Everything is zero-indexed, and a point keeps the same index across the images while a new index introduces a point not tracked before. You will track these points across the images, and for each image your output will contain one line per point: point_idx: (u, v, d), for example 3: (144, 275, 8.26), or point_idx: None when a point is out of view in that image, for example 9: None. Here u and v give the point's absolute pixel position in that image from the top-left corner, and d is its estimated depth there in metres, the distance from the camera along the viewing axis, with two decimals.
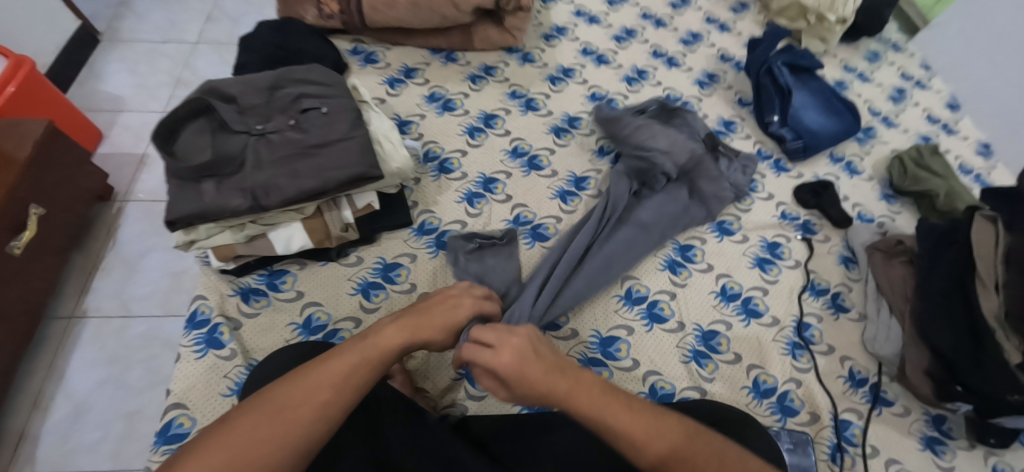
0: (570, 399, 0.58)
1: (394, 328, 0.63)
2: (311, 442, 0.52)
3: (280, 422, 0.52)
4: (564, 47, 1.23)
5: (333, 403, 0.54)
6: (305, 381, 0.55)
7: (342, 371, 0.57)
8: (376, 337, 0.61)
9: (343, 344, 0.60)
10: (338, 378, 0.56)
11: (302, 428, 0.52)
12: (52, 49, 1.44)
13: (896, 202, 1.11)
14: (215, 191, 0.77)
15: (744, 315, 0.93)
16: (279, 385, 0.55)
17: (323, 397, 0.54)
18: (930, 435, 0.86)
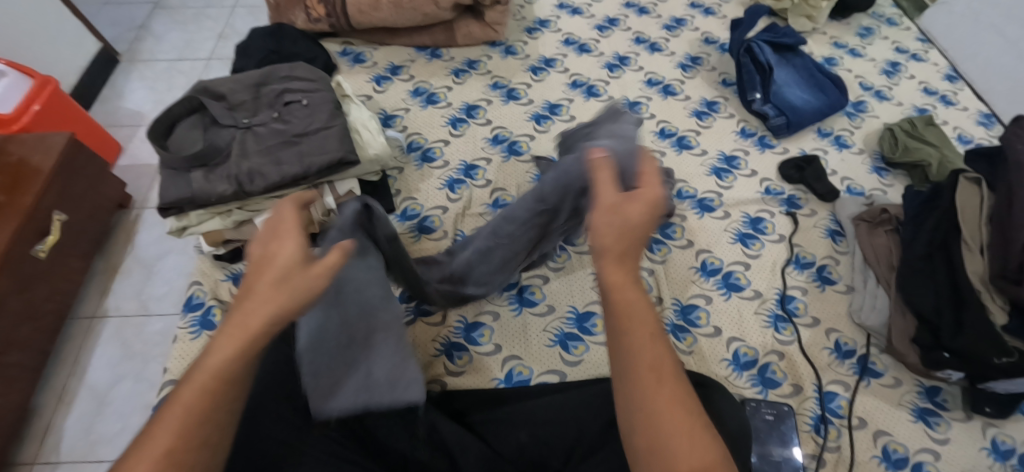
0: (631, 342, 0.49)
1: (229, 334, 0.47)
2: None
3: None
4: (547, 39, 1.29)
5: (185, 450, 0.43)
6: (146, 441, 0.42)
7: (184, 414, 0.44)
8: (206, 359, 0.46)
9: (176, 385, 0.45)
10: (189, 427, 0.43)
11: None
12: (76, 70, 1.50)
13: (889, 174, 1.08)
14: (202, 179, 0.82)
15: (725, 290, 0.92)
16: (125, 460, 0.42)
17: (167, 447, 0.42)
18: (922, 406, 0.83)
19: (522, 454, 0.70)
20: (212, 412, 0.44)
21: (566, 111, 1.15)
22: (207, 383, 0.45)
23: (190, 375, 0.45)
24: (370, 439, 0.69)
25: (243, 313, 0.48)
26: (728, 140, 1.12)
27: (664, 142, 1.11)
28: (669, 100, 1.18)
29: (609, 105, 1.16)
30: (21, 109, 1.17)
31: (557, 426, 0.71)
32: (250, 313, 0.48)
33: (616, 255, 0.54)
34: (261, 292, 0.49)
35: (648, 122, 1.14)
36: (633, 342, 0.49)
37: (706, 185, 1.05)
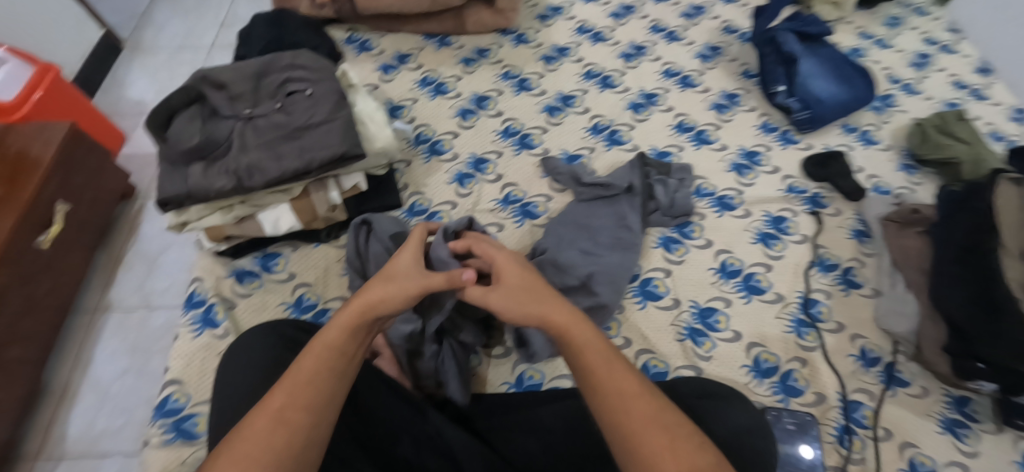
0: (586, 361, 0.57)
1: (346, 314, 0.60)
2: (292, 447, 0.51)
3: (259, 442, 0.50)
4: (559, 27, 1.24)
5: (293, 409, 0.53)
6: (266, 400, 0.53)
7: (301, 375, 0.55)
8: (324, 334, 0.59)
9: (299, 353, 0.58)
10: (299, 387, 0.54)
11: (288, 434, 0.51)
12: (77, 57, 1.46)
13: (918, 172, 1.03)
14: (203, 172, 0.79)
15: (745, 292, 0.89)
16: (251, 413, 0.53)
17: (277, 406, 0.53)
18: (951, 417, 0.79)
19: (532, 463, 0.66)
20: (323, 374, 0.56)
21: (580, 103, 1.10)
22: (320, 350, 0.57)
23: (311, 345, 0.58)
24: (373, 443, 0.64)
25: (363, 299, 0.62)
26: (749, 134, 1.07)
27: (682, 136, 1.06)
28: (687, 92, 1.13)
29: (625, 97, 1.12)
30: (21, 98, 1.14)
31: (570, 433, 0.67)
32: (370, 296, 0.62)
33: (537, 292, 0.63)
34: (376, 285, 0.63)
35: (665, 115, 1.09)
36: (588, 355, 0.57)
37: (726, 182, 1.01)
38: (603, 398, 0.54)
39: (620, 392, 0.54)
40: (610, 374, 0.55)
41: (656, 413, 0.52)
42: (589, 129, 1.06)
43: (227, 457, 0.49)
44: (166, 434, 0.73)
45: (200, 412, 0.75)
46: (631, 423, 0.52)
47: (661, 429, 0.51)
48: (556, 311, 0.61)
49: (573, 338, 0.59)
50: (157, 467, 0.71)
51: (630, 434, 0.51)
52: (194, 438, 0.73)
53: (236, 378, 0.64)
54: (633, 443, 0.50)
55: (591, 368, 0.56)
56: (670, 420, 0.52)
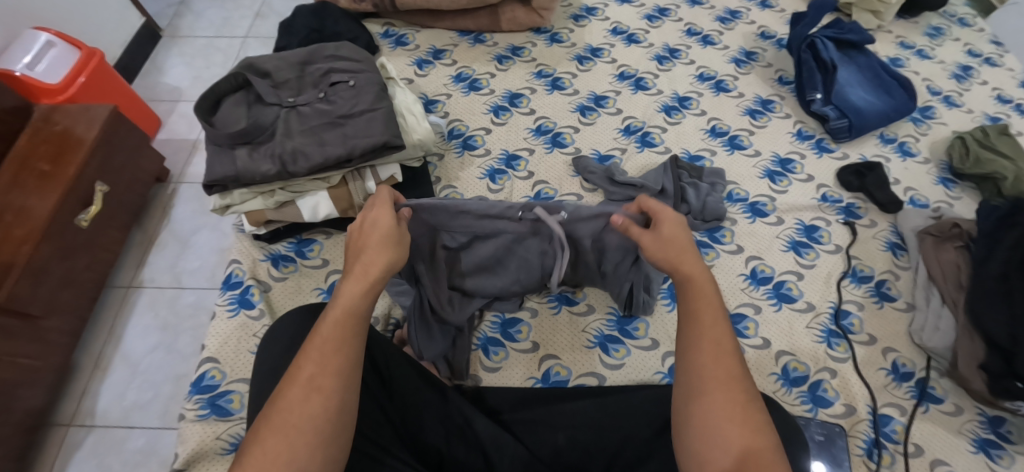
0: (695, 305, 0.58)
1: (353, 279, 0.58)
2: (331, 412, 0.50)
3: (297, 412, 0.49)
4: (593, 28, 1.24)
5: (324, 376, 0.51)
6: (295, 370, 0.52)
7: (322, 341, 0.53)
8: (336, 299, 0.57)
9: (315, 322, 0.56)
10: (327, 355, 0.52)
11: (325, 402, 0.50)
12: (119, 43, 1.50)
13: (957, 186, 1.01)
14: (248, 157, 0.81)
15: (776, 300, 0.88)
16: (283, 384, 0.51)
17: (308, 375, 0.51)
18: (985, 437, 0.77)
19: (558, 457, 0.67)
20: (346, 339, 0.54)
21: (613, 104, 1.10)
22: (338, 316, 0.55)
23: (326, 313, 0.56)
24: (405, 427, 0.67)
25: (363, 265, 0.59)
26: (783, 141, 1.06)
27: (715, 140, 1.06)
28: (720, 97, 1.12)
29: (658, 100, 1.11)
30: (66, 81, 1.17)
31: (600, 432, 0.68)
32: (369, 261, 0.60)
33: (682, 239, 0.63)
34: (365, 251, 0.60)
35: (698, 118, 1.09)
36: (700, 292, 0.59)
37: (758, 188, 1.00)
38: (693, 342, 0.56)
39: (715, 344, 0.55)
40: (709, 326, 0.56)
41: (735, 378, 0.53)
42: (621, 130, 1.06)
43: (270, 428, 0.49)
44: (201, 410, 0.76)
45: (234, 390, 0.78)
46: (709, 378, 0.53)
47: (733, 389, 0.52)
48: (691, 263, 0.61)
49: (693, 289, 0.59)
50: (193, 442, 0.74)
51: (703, 388, 0.53)
52: (229, 415, 0.76)
53: (275, 359, 0.66)
54: (699, 395, 0.52)
55: (692, 317, 0.58)
56: (748, 388, 0.52)
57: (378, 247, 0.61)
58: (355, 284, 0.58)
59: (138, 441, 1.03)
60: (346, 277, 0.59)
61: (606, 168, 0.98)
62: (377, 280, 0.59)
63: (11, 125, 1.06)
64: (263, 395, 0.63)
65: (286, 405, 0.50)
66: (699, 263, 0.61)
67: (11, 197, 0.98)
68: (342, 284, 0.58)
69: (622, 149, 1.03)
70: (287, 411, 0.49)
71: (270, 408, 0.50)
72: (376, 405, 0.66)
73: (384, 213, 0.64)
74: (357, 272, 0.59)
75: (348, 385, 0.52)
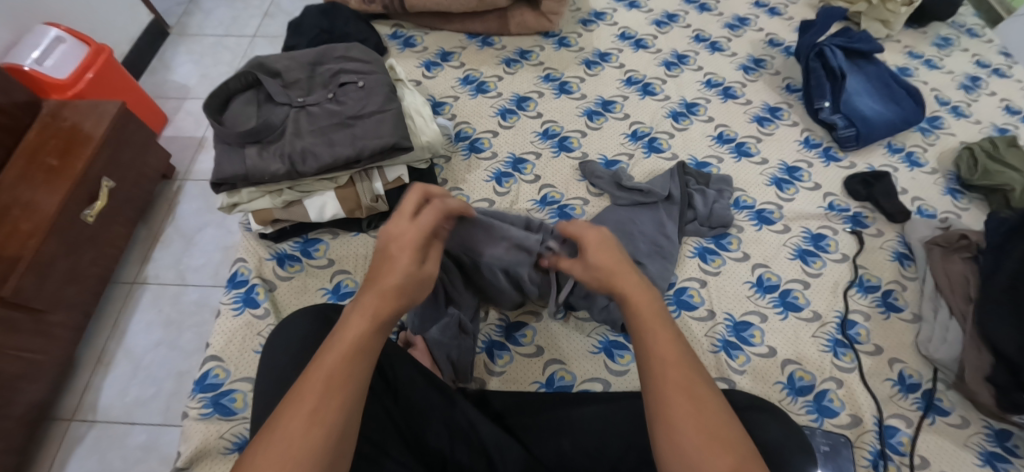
0: (648, 325, 0.56)
1: (361, 313, 0.55)
2: (332, 446, 0.49)
3: (298, 445, 0.48)
4: (602, 32, 1.24)
5: (328, 411, 0.49)
6: (296, 401, 0.50)
7: (327, 375, 0.51)
8: (343, 332, 0.54)
9: (319, 350, 0.53)
10: (331, 388, 0.50)
11: (324, 437, 0.48)
12: (128, 40, 1.51)
13: (964, 197, 1.01)
14: (257, 156, 0.81)
15: (782, 308, 0.88)
16: (282, 412, 0.49)
17: (311, 408, 0.49)
18: (991, 450, 0.76)
19: (563, 463, 0.67)
20: (352, 373, 0.52)
21: (620, 109, 1.10)
22: (345, 349, 0.53)
23: (331, 343, 0.54)
24: (409, 430, 0.67)
25: (372, 300, 0.56)
26: (790, 149, 1.06)
27: (722, 147, 1.05)
28: (728, 103, 1.12)
29: (665, 105, 1.11)
30: (75, 77, 1.18)
31: (605, 438, 0.67)
32: (383, 299, 0.57)
33: (611, 251, 0.63)
34: (382, 284, 0.57)
35: (706, 125, 1.08)
36: (644, 310, 0.57)
37: (765, 196, 0.99)
38: (645, 358, 0.54)
39: (677, 364, 0.52)
40: (655, 341, 0.54)
41: (690, 386, 0.51)
42: (628, 135, 1.06)
43: (268, 459, 0.47)
44: (204, 408, 0.76)
45: (238, 389, 0.78)
46: (663, 391, 0.51)
47: (690, 399, 0.50)
48: (628, 282, 0.60)
49: (630, 300, 0.58)
50: (196, 440, 0.74)
51: (664, 400, 0.51)
52: (232, 414, 0.76)
53: (280, 357, 0.66)
54: (663, 411, 0.50)
55: (640, 329, 0.56)
56: (703, 393, 0.51)
57: (393, 285, 0.58)
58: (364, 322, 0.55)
59: (139, 438, 1.03)
60: (354, 309, 0.56)
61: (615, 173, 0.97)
62: (387, 319, 0.56)
63: (21, 119, 1.06)
64: (267, 393, 0.63)
65: (282, 437, 0.48)
66: (632, 274, 0.61)
67: (19, 191, 0.99)
68: (350, 317, 0.55)
69: (629, 154, 1.03)
70: (285, 445, 0.48)
71: (266, 438, 0.48)
72: (381, 407, 0.66)
73: (410, 248, 0.60)
74: (367, 305, 0.56)
75: (349, 419, 0.51)
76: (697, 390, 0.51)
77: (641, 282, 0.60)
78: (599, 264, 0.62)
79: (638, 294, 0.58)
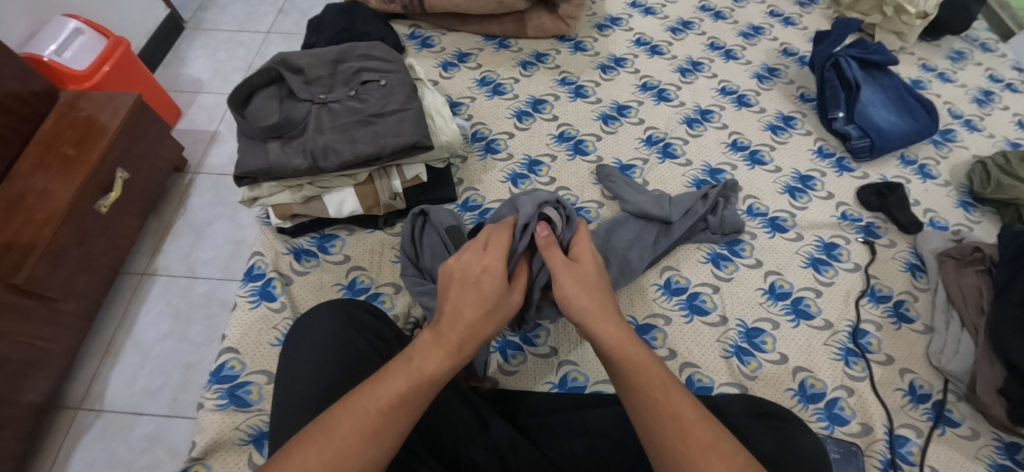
0: (636, 367, 0.57)
1: (440, 346, 0.58)
2: (380, 467, 0.52)
3: (352, 459, 0.50)
4: (617, 38, 1.25)
5: (386, 433, 0.52)
6: (359, 414, 0.52)
7: (396, 398, 0.54)
8: (420, 360, 0.57)
9: (391, 369, 0.56)
10: (394, 413, 0.53)
11: (377, 458, 0.52)
12: (144, 33, 1.52)
13: (977, 210, 1.01)
14: (279, 150, 0.81)
15: (794, 316, 0.88)
16: (345, 419, 0.52)
17: (373, 427, 0.52)
18: (1001, 463, 0.76)
19: (575, 465, 0.67)
20: (417, 401, 0.55)
21: (635, 113, 1.11)
22: (415, 379, 0.55)
23: (403, 366, 0.56)
24: (427, 428, 0.68)
25: (454, 333, 0.59)
26: (804, 158, 1.07)
27: (736, 154, 1.06)
28: (742, 111, 1.13)
29: (680, 111, 1.12)
30: (92, 68, 1.19)
31: (616, 441, 0.68)
32: (468, 330, 0.59)
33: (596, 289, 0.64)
34: (471, 315, 0.60)
35: (720, 132, 1.09)
36: (631, 355, 0.58)
37: (778, 203, 1.00)
38: (658, 419, 0.53)
39: (679, 409, 0.54)
40: (667, 399, 0.54)
41: (714, 440, 0.52)
42: (643, 140, 1.07)
43: (320, 461, 0.50)
44: (220, 399, 0.78)
45: (253, 381, 0.80)
46: (687, 451, 0.51)
47: (719, 457, 0.50)
48: (609, 322, 0.61)
49: (625, 356, 0.58)
50: (211, 431, 0.75)
51: (690, 462, 0.50)
52: (247, 406, 0.78)
53: (301, 350, 0.67)
54: (690, 470, 0.50)
55: (645, 390, 0.55)
56: (726, 447, 0.51)
57: (475, 319, 0.60)
58: (442, 352, 0.58)
59: (146, 428, 1.03)
60: (435, 340, 0.59)
61: (630, 184, 0.97)
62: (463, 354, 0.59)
63: (38, 108, 1.07)
64: (286, 386, 0.64)
65: (335, 443, 0.51)
66: (618, 324, 0.61)
67: (34, 180, 1.00)
68: (429, 348, 0.58)
69: (643, 159, 1.04)
70: (337, 455, 0.50)
71: (320, 443, 0.51)
72: None
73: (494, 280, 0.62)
74: (449, 340, 0.59)
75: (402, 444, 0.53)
76: (723, 447, 0.51)
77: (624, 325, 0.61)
78: (586, 295, 0.63)
79: (637, 353, 0.58)
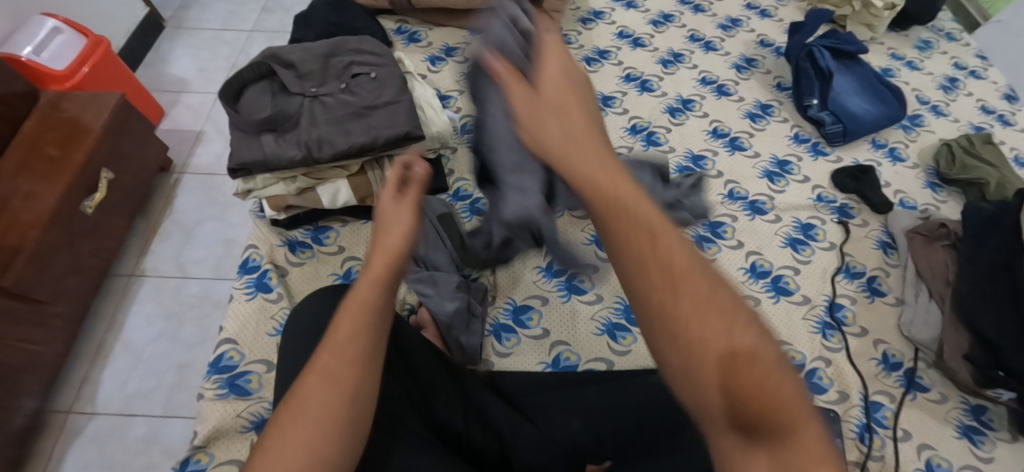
0: (609, 199, 0.47)
1: (366, 274, 0.56)
2: (347, 397, 0.50)
3: (315, 400, 0.49)
4: (601, 31, 1.28)
5: (338, 366, 0.50)
6: (310, 366, 0.51)
7: (337, 335, 0.52)
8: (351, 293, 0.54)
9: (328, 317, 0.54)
10: (341, 344, 0.51)
11: (341, 391, 0.50)
12: (125, 32, 1.52)
13: (944, 191, 1.06)
14: (274, 143, 0.84)
15: (774, 293, 0.92)
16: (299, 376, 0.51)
17: (324, 366, 0.50)
18: (968, 424, 0.81)
19: (574, 441, 0.71)
20: (360, 329, 0.52)
21: (619, 104, 1.14)
22: (351, 309, 0.53)
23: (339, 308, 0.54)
24: (426, 407, 0.67)
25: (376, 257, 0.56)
26: (781, 144, 1.11)
27: (716, 141, 1.10)
28: (722, 100, 1.17)
29: (663, 101, 1.16)
30: (72, 69, 1.19)
31: (614, 416, 0.71)
32: (391, 249, 0.57)
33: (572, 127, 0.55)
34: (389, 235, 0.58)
35: (701, 120, 1.13)
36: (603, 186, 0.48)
37: (758, 187, 1.05)
38: (632, 255, 0.44)
39: (657, 245, 0.44)
40: (645, 237, 0.45)
41: (711, 294, 0.42)
42: (628, 129, 1.11)
43: (289, 417, 0.48)
44: (220, 389, 0.80)
45: (253, 370, 0.81)
46: (662, 289, 0.42)
47: (708, 303, 0.41)
48: (584, 158, 0.51)
49: (596, 189, 0.48)
50: (213, 420, 0.77)
51: (669, 305, 0.42)
52: (248, 394, 0.80)
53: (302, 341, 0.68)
54: (667, 314, 0.41)
55: (622, 223, 0.46)
56: (719, 294, 0.42)
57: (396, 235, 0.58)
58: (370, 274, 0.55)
59: (140, 429, 1.04)
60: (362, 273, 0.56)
61: None
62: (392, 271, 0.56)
63: (19, 109, 1.07)
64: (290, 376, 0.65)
65: (297, 397, 0.49)
66: (598, 161, 0.51)
67: (18, 182, 1.00)
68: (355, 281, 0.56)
69: (627, 147, 1.08)
70: (303, 407, 0.49)
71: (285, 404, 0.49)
72: (400, 385, 0.67)
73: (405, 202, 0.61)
74: (375, 266, 0.56)
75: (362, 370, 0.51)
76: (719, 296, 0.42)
77: (604, 163, 0.51)
78: (559, 135, 0.54)
79: (614, 185, 0.48)
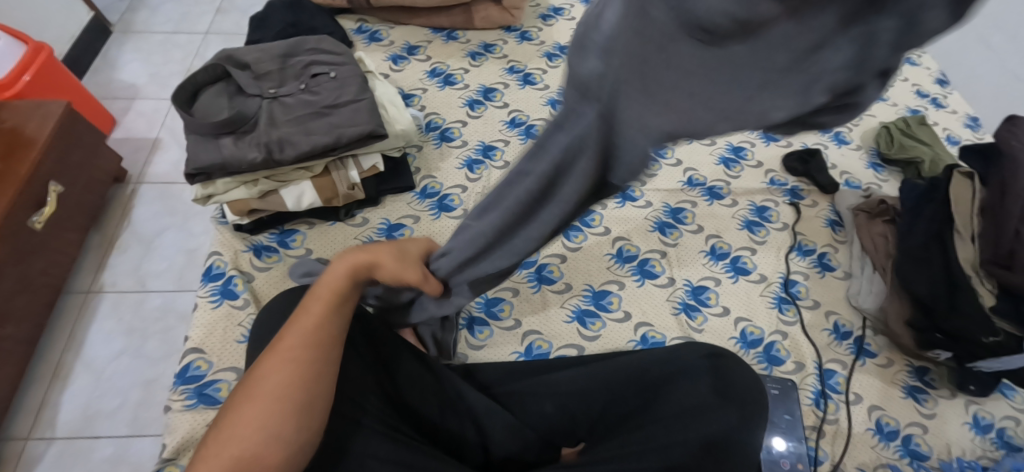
0: None
1: (318, 304, 0.62)
2: (282, 412, 0.55)
3: (254, 405, 0.55)
4: (561, 27, 1.31)
5: (281, 381, 0.56)
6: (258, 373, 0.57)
7: (285, 355, 0.58)
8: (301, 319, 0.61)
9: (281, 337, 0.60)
10: (284, 364, 0.57)
11: (280, 408, 0.55)
12: (68, 38, 1.47)
13: (884, 170, 1.14)
14: (233, 145, 0.83)
15: (733, 273, 0.97)
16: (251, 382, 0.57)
17: (269, 377, 0.56)
18: (912, 384, 0.88)
19: (549, 424, 0.74)
20: (306, 355, 0.58)
21: None
22: (298, 335, 0.59)
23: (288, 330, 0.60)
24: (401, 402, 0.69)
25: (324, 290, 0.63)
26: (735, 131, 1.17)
27: None
28: None
29: None
30: (11, 77, 1.14)
31: (583, 397, 0.73)
32: (332, 289, 0.63)
33: None
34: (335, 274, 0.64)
35: None
36: None
37: (715, 174, 1.10)
38: None
39: None
40: None
41: None
42: None
43: (234, 416, 0.54)
44: (188, 399, 0.78)
45: (222, 379, 0.81)
46: None
47: None
48: None
49: None
50: (183, 430, 0.76)
51: None
52: (218, 403, 0.79)
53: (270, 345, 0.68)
54: None
55: None
56: None
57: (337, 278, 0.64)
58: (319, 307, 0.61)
59: (106, 450, 0.99)
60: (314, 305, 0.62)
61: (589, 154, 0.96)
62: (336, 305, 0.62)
63: None
64: None
65: (240, 399, 0.56)
66: None
67: None
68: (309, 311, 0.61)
69: None
70: (244, 409, 0.55)
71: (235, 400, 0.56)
72: (373, 380, 0.68)
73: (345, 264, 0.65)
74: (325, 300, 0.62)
75: (300, 391, 0.56)
76: None
77: None
78: None
79: None
